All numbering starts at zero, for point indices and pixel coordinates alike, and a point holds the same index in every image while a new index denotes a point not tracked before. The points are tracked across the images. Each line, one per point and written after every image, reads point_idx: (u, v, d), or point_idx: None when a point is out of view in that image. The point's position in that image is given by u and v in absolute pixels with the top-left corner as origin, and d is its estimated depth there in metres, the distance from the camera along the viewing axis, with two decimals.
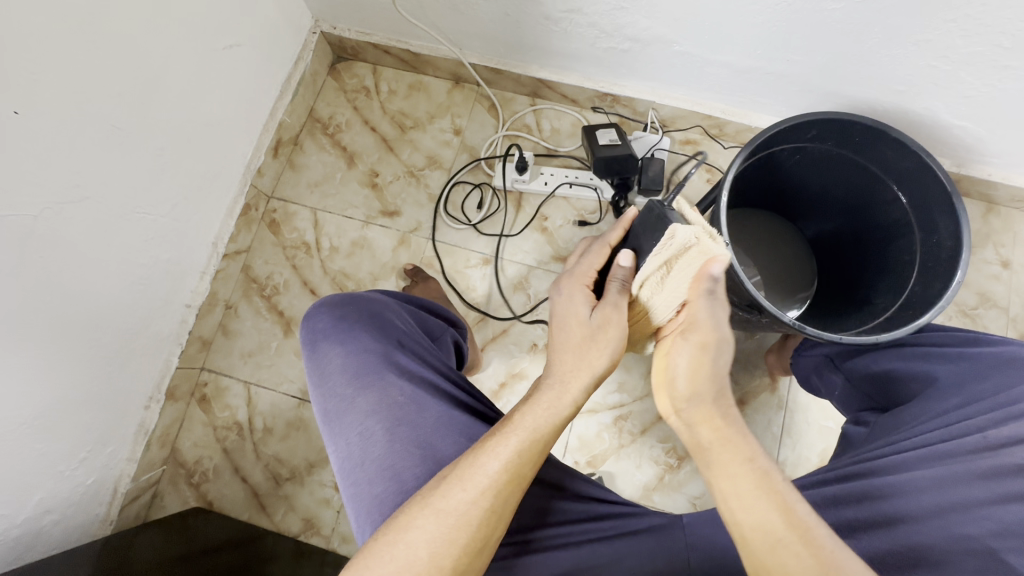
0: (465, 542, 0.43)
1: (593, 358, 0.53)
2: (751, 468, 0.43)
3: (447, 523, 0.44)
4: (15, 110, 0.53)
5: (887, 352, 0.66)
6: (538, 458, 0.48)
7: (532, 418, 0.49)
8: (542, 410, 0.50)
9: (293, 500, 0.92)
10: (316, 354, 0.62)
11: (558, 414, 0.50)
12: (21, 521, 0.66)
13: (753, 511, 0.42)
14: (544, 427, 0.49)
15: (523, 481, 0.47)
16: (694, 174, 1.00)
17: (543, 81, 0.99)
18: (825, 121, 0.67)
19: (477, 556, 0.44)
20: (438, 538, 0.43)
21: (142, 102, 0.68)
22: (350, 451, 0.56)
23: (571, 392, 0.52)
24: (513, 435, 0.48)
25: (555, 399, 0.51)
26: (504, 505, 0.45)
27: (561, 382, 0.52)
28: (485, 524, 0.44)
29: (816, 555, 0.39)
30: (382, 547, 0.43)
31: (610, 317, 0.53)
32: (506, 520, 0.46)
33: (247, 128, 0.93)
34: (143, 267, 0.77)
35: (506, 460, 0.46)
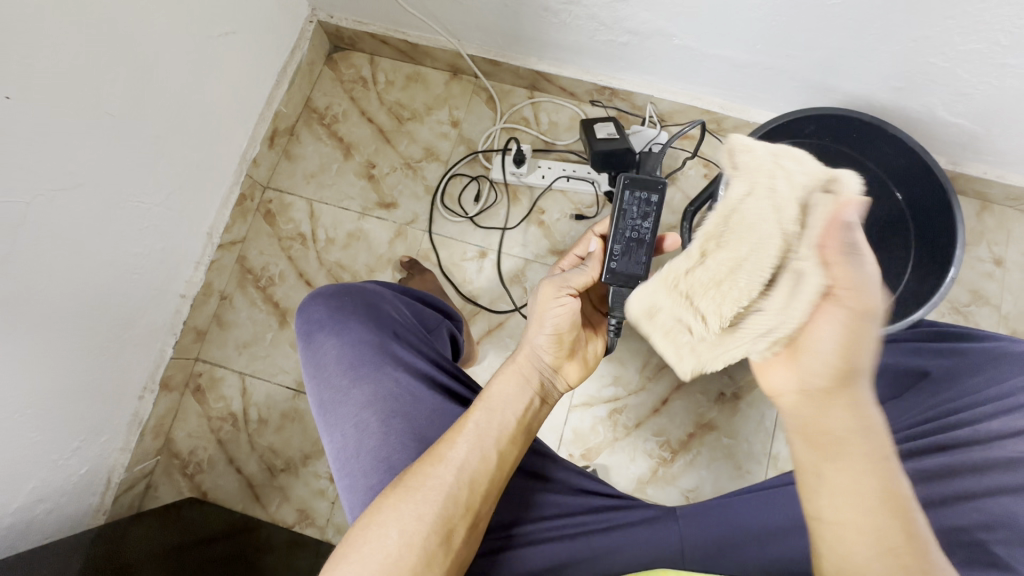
0: (434, 522, 0.44)
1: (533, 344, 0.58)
2: (873, 471, 0.37)
3: (417, 501, 0.45)
4: (6, 95, 0.52)
5: (885, 347, 0.67)
6: (503, 434, 0.51)
7: (496, 394, 0.53)
8: (509, 388, 0.54)
9: (287, 491, 0.92)
10: (311, 344, 0.62)
11: (519, 390, 0.54)
12: (14, 509, 0.66)
13: (851, 515, 0.37)
14: (508, 403, 0.53)
15: (489, 458, 0.49)
16: (691, 168, 0.99)
17: (541, 74, 0.98)
18: (825, 116, 0.69)
19: (449, 541, 0.45)
20: (408, 517, 0.44)
21: (136, 89, 0.68)
22: (345, 442, 0.56)
23: (521, 376, 0.56)
24: (477, 412, 0.51)
25: (512, 382, 0.55)
26: (474, 483, 0.47)
27: (515, 366, 0.57)
28: (453, 502, 0.46)
29: (910, 568, 0.34)
30: (360, 530, 0.45)
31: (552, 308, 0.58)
32: (477, 502, 0.47)
33: (243, 117, 0.92)
34: (138, 255, 0.76)
35: (472, 436, 0.49)
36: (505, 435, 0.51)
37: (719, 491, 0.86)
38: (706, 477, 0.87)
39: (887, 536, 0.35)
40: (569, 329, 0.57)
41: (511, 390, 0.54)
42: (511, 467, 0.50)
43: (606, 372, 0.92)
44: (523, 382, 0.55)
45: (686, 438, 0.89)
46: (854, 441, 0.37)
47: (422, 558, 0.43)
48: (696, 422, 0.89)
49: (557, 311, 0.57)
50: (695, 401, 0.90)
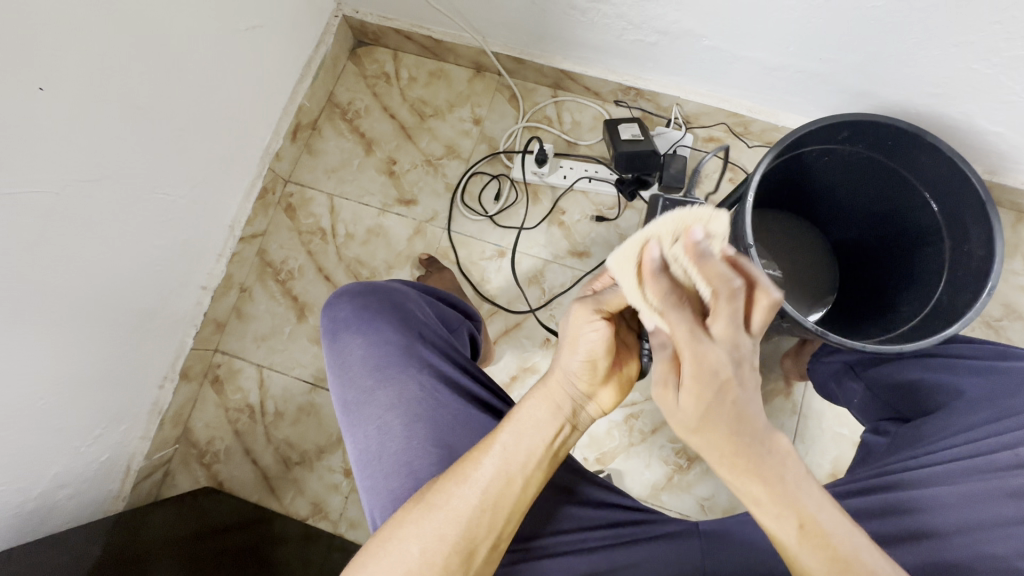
0: (454, 543, 0.44)
1: (567, 358, 0.50)
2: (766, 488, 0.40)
3: (438, 519, 0.45)
4: (39, 86, 0.53)
5: (911, 361, 0.65)
6: (530, 460, 0.47)
7: (523, 417, 0.49)
8: (535, 411, 0.49)
9: (302, 484, 0.93)
10: (337, 342, 0.62)
11: (550, 413, 0.50)
12: (38, 494, 0.67)
13: (774, 520, 0.40)
14: (537, 427, 0.49)
15: (515, 480, 0.47)
16: (716, 172, 0.98)
17: (566, 72, 0.97)
18: (857, 124, 0.66)
19: (470, 559, 0.45)
20: (428, 535, 0.44)
21: (164, 81, 0.68)
22: (368, 444, 0.56)
23: (556, 396, 0.50)
24: (503, 434, 0.48)
25: (544, 402, 0.50)
26: (497, 506, 0.46)
27: (547, 387, 0.51)
28: (475, 525, 0.45)
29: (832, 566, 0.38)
30: (382, 539, 0.46)
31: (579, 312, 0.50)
32: (499, 526, 0.46)
33: (267, 111, 0.92)
34: (162, 247, 0.77)
35: (496, 459, 0.47)
36: (532, 462, 0.48)
37: (735, 501, 0.85)
38: (723, 486, 0.86)
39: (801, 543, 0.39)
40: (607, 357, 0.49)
41: (543, 411, 0.50)
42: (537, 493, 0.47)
43: None
44: (554, 411, 0.49)
45: None
46: (757, 472, 0.40)
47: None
48: None
49: (579, 312, 0.50)
50: None
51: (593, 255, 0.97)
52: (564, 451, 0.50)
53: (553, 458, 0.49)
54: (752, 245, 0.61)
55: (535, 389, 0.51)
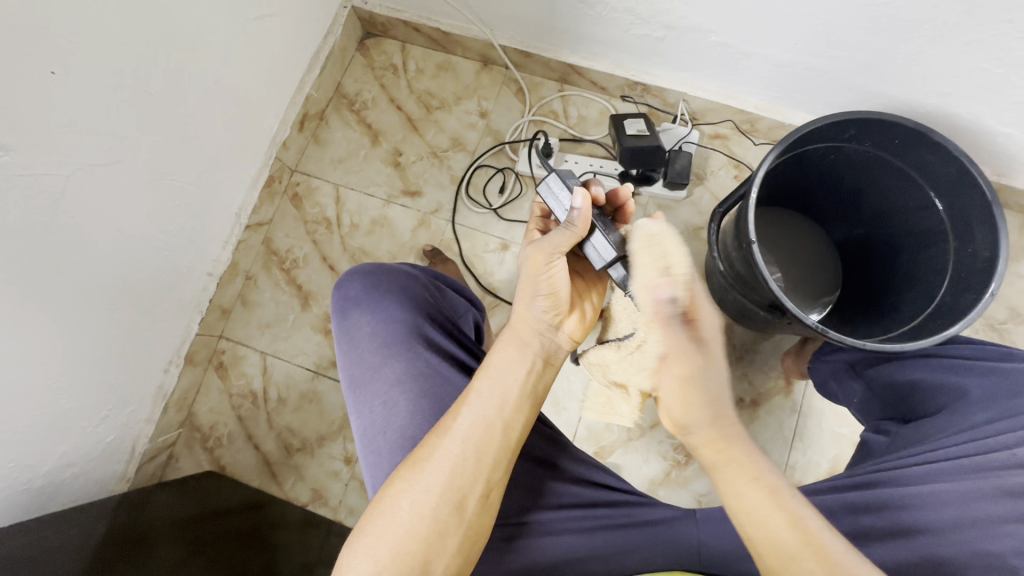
0: (444, 493, 0.45)
1: (528, 299, 0.54)
2: (757, 487, 0.43)
3: (424, 473, 0.45)
4: (52, 70, 0.54)
5: (914, 361, 0.64)
6: (507, 405, 0.49)
7: (496, 365, 0.51)
8: (507, 355, 0.51)
9: (302, 471, 0.94)
10: (346, 320, 0.63)
11: (522, 358, 0.52)
12: (45, 472, 0.69)
13: (763, 531, 0.42)
14: (510, 372, 0.50)
15: (495, 426, 0.47)
16: (721, 169, 0.97)
17: (573, 67, 0.97)
18: (864, 121, 0.65)
19: (460, 513, 0.45)
20: (417, 490, 0.45)
21: (174, 68, 0.69)
22: (373, 419, 0.57)
23: (528, 339, 0.53)
24: (477, 384, 0.50)
25: (515, 350, 0.52)
26: (480, 455, 0.46)
27: (515, 333, 0.53)
28: (460, 474, 0.45)
29: (826, 567, 0.39)
30: (374, 506, 0.46)
31: (536, 257, 0.53)
32: (486, 472, 0.46)
33: (274, 100, 0.93)
34: (170, 233, 0.78)
35: (474, 408, 0.48)
36: (508, 406, 0.49)
37: None
38: None
39: (797, 545, 0.40)
40: (563, 284, 0.54)
41: (514, 356, 0.52)
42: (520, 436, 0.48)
43: None
44: (522, 349, 0.52)
45: None
46: (744, 466, 0.44)
47: (434, 528, 0.44)
48: None
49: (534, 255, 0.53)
50: None
51: None
52: (542, 394, 0.52)
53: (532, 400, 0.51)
54: (754, 241, 0.62)
55: (500, 338, 0.53)
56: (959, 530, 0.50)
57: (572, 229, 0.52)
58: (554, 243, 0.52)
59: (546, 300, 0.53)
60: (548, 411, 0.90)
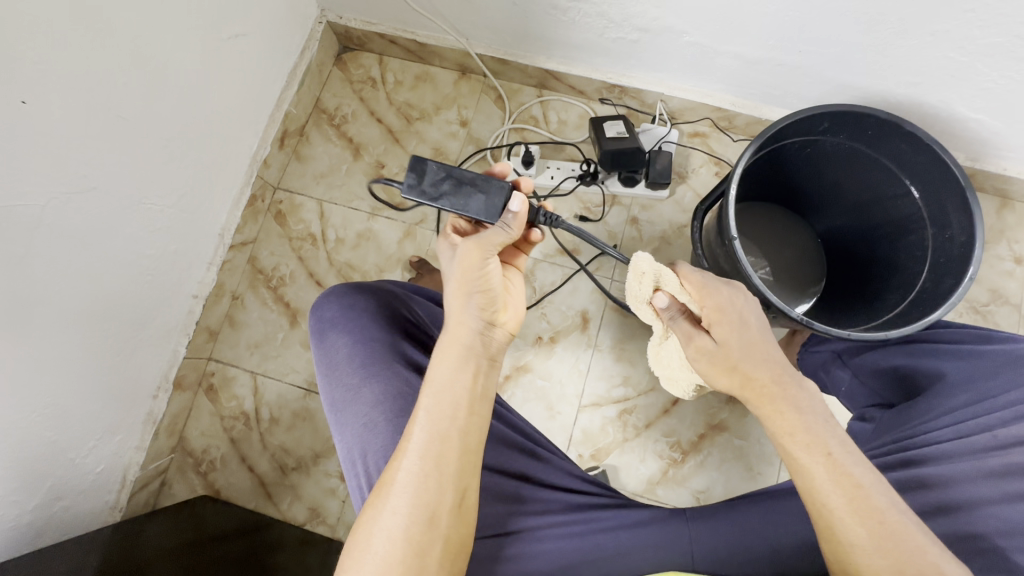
0: (412, 513, 0.44)
1: (463, 300, 0.52)
2: (808, 449, 0.46)
3: (391, 496, 0.45)
4: (22, 100, 0.53)
5: (894, 349, 0.66)
6: (455, 409, 0.48)
7: (437, 374, 0.50)
8: (444, 360, 0.50)
9: (299, 490, 0.93)
10: (323, 342, 0.63)
11: (462, 360, 0.50)
12: (33, 507, 0.67)
13: (808, 487, 0.45)
14: (452, 378, 0.50)
15: (447, 434, 0.47)
16: (702, 167, 0.98)
17: (550, 72, 0.97)
18: (837, 114, 0.66)
19: (434, 531, 0.44)
20: (388, 514, 0.45)
21: (148, 91, 0.68)
22: (355, 441, 0.56)
23: (465, 340, 0.51)
24: (425, 399, 0.49)
25: (453, 352, 0.51)
26: (440, 468, 0.46)
27: (452, 337, 0.51)
28: (426, 490, 0.45)
29: (869, 526, 0.42)
30: (353, 536, 0.45)
31: (472, 251, 0.51)
32: (452, 486, 0.46)
33: (253, 119, 0.93)
34: (152, 257, 0.77)
35: (424, 425, 0.47)
36: (460, 413, 0.48)
37: (730, 493, 0.86)
38: (718, 478, 0.86)
39: (840, 503, 0.44)
40: (496, 282, 0.52)
41: (452, 359, 0.50)
42: (478, 438, 0.48)
43: (615, 371, 0.91)
44: (462, 354, 0.51)
45: (697, 440, 0.88)
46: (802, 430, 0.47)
47: (410, 551, 0.43)
48: (707, 423, 0.89)
49: (469, 253, 0.51)
50: (706, 402, 0.90)
51: (584, 252, 0.96)
52: (489, 386, 0.52)
53: (478, 394, 0.50)
54: (736, 238, 0.62)
55: (438, 347, 0.52)
56: (943, 513, 0.51)
57: (509, 231, 0.52)
58: (491, 238, 0.52)
59: (481, 294, 0.51)
60: (543, 417, 0.90)
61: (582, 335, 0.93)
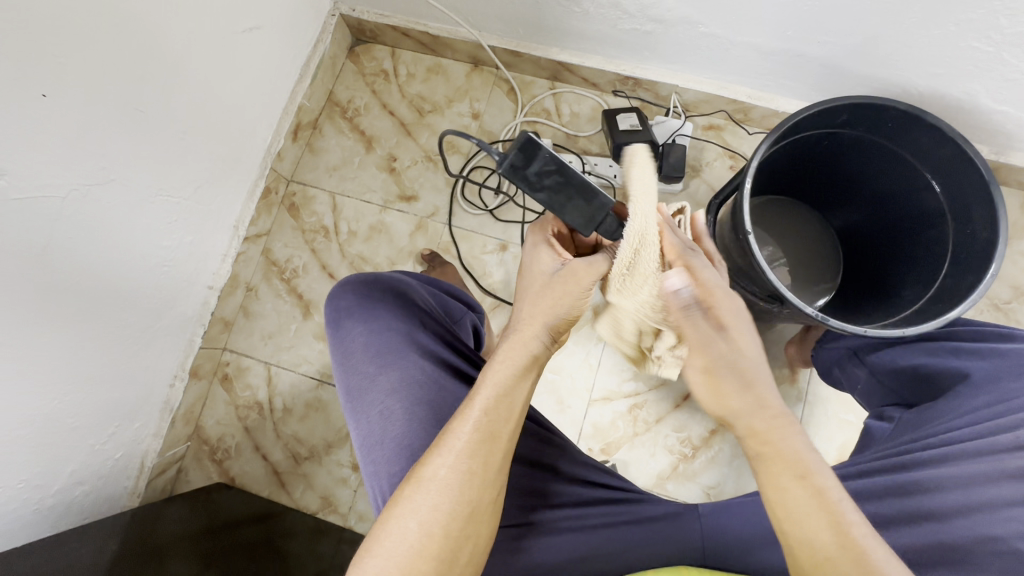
0: (453, 509, 0.45)
1: (545, 311, 0.53)
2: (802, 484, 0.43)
3: (429, 491, 0.45)
4: (41, 93, 0.54)
5: (914, 347, 0.65)
6: (511, 414, 0.49)
7: (497, 376, 0.50)
8: (507, 364, 0.51)
9: (311, 479, 0.95)
10: (339, 331, 0.63)
11: (522, 367, 0.51)
12: (55, 491, 0.69)
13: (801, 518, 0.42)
14: (512, 383, 0.50)
15: (499, 437, 0.48)
16: (717, 160, 0.97)
17: (563, 64, 0.97)
18: (856, 105, 0.65)
19: (469, 524, 0.45)
20: (424, 509, 0.44)
21: (163, 84, 0.69)
22: (370, 428, 0.57)
23: (527, 347, 0.52)
24: (481, 396, 0.49)
25: (513, 355, 0.52)
26: (485, 466, 0.46)
27: (518, 341, 0.52)
28: (468, 488, 0.45)
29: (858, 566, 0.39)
30: (378, 525, 0.45)
31: (580, 270, 0.52)
32: (492, 484, 0.47)
33: (267, 111, 0.93)
34: (168, 248, 0.79)
35: (477, 421, 0.48)
36: (515, 416, 0.49)
37: (740, 489, 0.85)
38: (728, 474, 0.86)
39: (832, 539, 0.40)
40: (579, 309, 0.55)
41: (513, 364, 0.51)
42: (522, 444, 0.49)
43: (625, 365, 0.91)
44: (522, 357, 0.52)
45: (708, 435, 0.88)
46: (793, 462, 0.44)
47: (447, 546, 0.44)
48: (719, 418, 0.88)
49: (580, 274, 0.52)
50: None
51: None
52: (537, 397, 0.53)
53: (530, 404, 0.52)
54: (750, 233, 0.62)
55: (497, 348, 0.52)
56: (962, 514, 0.50)
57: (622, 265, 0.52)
58: (597, 266, 0.53)
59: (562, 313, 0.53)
60: (553, 410, 0.90)
61: (592, 329, 0.93)
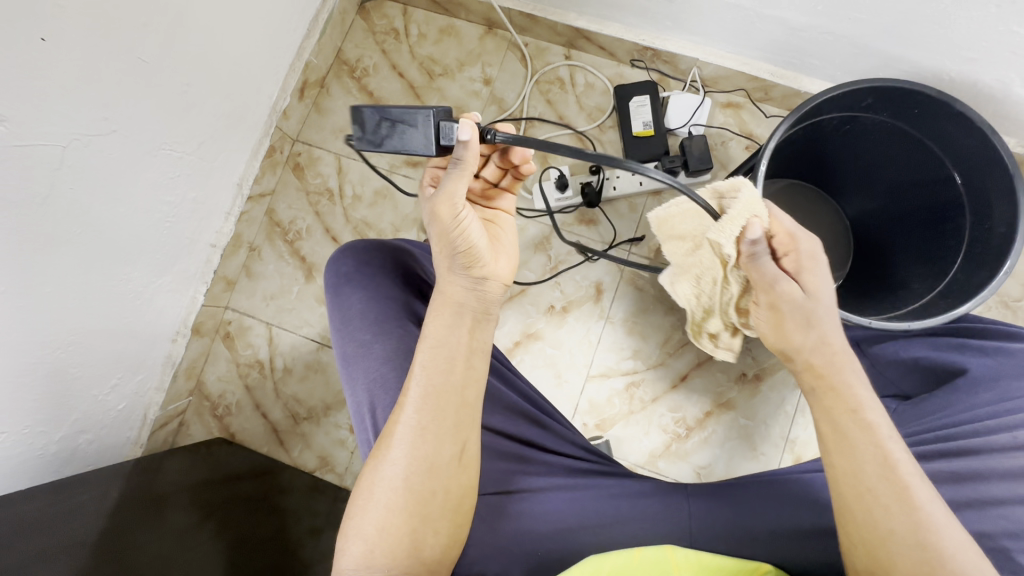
0: (412, 465, 0.45)
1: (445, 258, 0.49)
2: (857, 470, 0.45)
3: (390, 449, 0.46)
4: (42, 37, 0.52)
5: (917, 339, 0.64)
6: (450, 366, 0.48)
7: (431, 331, 0.49)
8: (440, 319, 0.49)
9: (309, 439, 0.97)
10: (338, 296, 0.63)
11: (457, 318, 0.49)
12: (59, 438, 0.71)
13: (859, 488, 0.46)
14: (450, 335, 0.49)
15: (441, 391, 0.47)
16: (732, 140, 0.94)
17: (580, 31, 0.93)
18: (882, 89, 0.63)
19: (434, 478, 0.46)
20: (388, 467, 0.46)
21: (167, 33, 0.67)
22: (365, 395, 0.57)
23: (462, 298, 0.49)
24: (420, 356, 0.48)
25: (447, 309, 0.49)
26: (434, 422, 0.46)
27: (444, 293, 0.50)
28: (423, 444, 0.46)
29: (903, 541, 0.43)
30: (357, 489, 0.47)
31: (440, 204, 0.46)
32: (448, 437, 0.47)
33: (273, 66, 0.91)
34: (172, 203, 0.78)
35: (419, 379, 0.47)
36: (455, 367, 0.48)
37: (731, 471, 0.87)
38: (720, 455, 0.87)
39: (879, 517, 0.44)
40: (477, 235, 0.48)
41: (447, 319, 0.49)
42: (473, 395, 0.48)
43: (625, 344, 0.91)
44: (457, 311, 0.49)
45: (703, 416, 0.88)
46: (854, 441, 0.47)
47: (414, 501, 0.45)
48: (715, 401, 0.89)
49: (441, 205, 0.45)
50: (715, 380, 0.89)
51: (602, 222, 0.94)
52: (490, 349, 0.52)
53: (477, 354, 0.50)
54: None
55: (428, 307, 0.50)
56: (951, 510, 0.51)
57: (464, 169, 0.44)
58: (450, 193, 0.45)
59: (459, 251, 0.48)
60: (551, 384, 0.91)
61: (594, 306, 0.92)
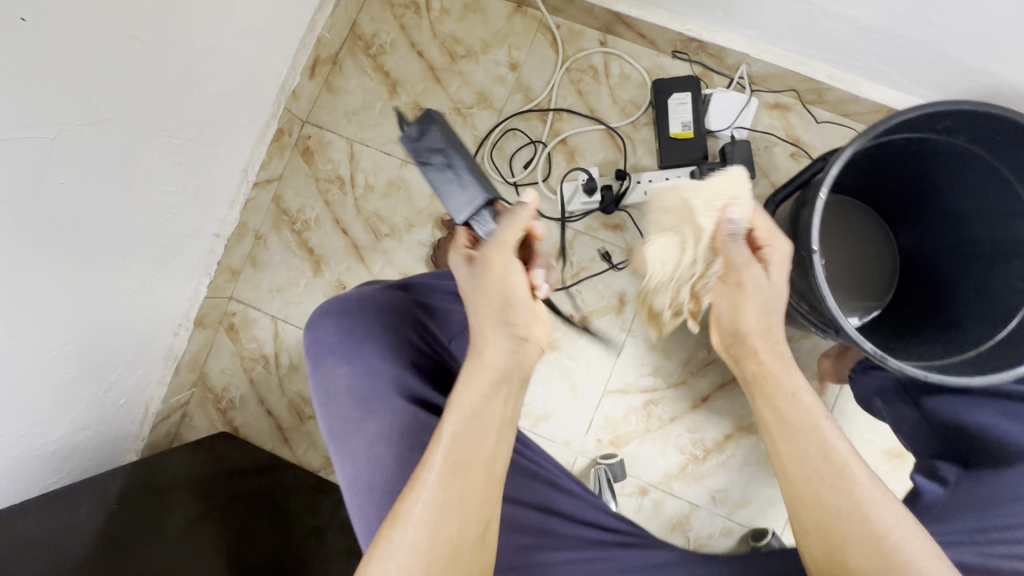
0: (433, 546, 0.42)
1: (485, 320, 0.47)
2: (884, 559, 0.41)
3: (407, 528, 0.42)
4: (22, 17, 0.46)
5: (978, 403, 0.60)
6: (483, 441, 0.45)
7: (463, 401, 0.45)
8: (472, 389, 0.45)
9: (314, 437, 0.94)
10: (320, 368, 0.58)
11: (492, 388, 0.46)
12: (58, 437, 0.68)
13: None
14: (484, 406, 0.45)
15: (471, 466, 0.44)
16: (778, 145, 0.86)
17: (620, 16, 0.85)
18: (962, 113, 0.56)
19: (455, 561, 0.42)
20: (404, 548, 0.42)
21: (165, 9, 0.60)
22: (356, 474, 0.53)
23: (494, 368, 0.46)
24: (447, 424, 0.45)
25: (479, 377, 0.46)
26: (462, 500, 0.43)
27: (479, 360, 0.46)
28: (446, 524, 0.42)
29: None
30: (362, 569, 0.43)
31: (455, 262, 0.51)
32: (474, 517, 0.43)
33: (282, 41, 0.83)
34: (172, 193, 0.73)
35: (448, 452, 0.44)
36: (487, 440, 0.45)
37: (748, 496, 0.84)
38: (737, 480, 0.84)
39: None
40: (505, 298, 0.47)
41: (480, 388, 0.45)
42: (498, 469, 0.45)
43: (645, 360, 0.87)
44: (489, 380, 0.46)
45: (722, 440, 0.85)
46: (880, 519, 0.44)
47: None
48: (736, 424, 0.85)
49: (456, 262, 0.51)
50: (738, 403, 0.85)
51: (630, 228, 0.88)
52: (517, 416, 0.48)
53: (509, 425, 0.47)
54: (815, 251, 0.55)
55: (462, 371, 0.47)
56: None
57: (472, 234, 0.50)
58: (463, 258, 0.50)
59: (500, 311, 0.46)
60: (565, 397, 0.87)
61: (616, 318, 0.87)
